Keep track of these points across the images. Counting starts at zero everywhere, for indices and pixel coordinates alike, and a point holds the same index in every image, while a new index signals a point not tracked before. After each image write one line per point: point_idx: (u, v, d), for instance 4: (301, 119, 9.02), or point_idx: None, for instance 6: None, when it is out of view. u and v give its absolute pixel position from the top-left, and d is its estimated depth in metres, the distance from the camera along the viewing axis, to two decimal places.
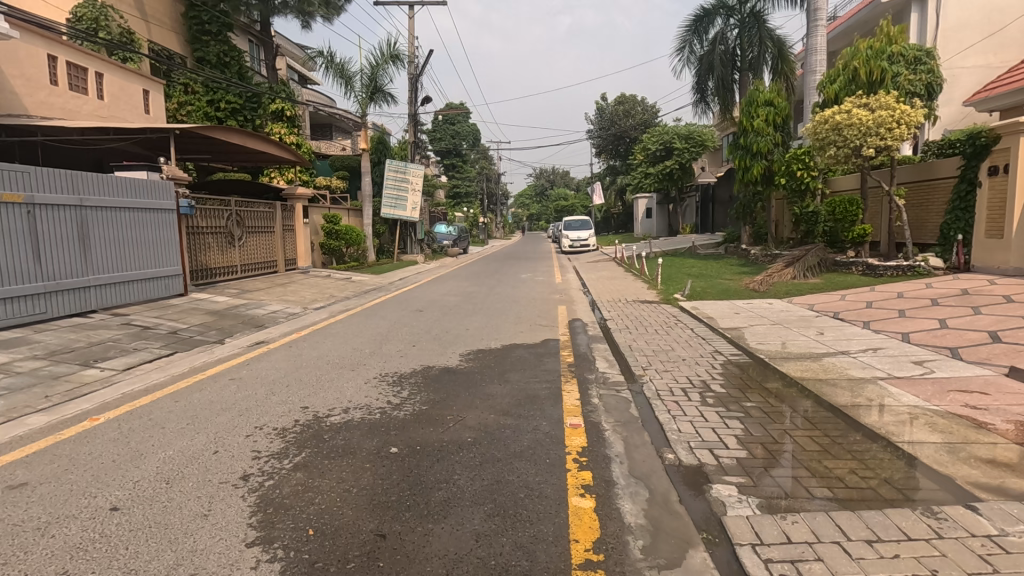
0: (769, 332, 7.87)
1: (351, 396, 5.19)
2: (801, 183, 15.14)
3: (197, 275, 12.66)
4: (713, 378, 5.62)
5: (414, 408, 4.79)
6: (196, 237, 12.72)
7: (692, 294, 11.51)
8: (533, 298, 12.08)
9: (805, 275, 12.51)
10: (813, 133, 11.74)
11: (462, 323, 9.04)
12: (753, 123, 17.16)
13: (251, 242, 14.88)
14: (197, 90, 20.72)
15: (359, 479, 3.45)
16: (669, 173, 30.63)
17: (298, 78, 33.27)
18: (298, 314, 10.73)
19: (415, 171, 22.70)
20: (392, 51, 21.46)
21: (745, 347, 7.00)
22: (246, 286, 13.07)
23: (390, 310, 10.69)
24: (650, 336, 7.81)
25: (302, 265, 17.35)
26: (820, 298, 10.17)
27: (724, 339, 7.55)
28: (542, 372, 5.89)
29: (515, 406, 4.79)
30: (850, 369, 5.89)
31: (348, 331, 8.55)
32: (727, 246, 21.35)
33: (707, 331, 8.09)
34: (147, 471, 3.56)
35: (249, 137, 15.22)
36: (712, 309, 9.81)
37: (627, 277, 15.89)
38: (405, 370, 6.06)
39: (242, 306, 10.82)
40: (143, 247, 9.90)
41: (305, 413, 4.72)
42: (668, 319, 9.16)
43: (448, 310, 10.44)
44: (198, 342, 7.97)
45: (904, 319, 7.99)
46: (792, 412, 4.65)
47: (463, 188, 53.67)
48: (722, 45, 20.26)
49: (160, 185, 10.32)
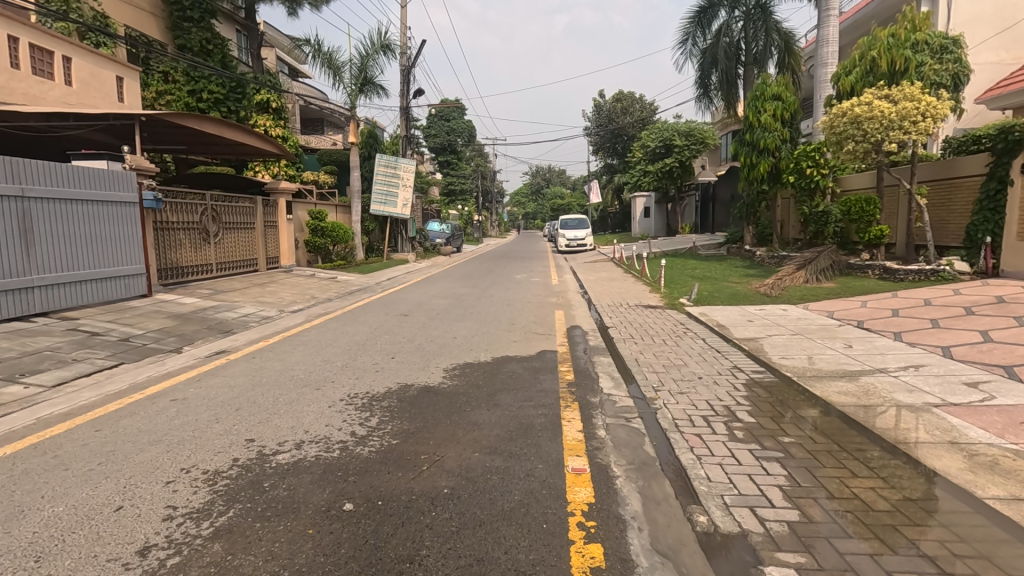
0: (790, 344, 7.05)
1: (309, 425, 4.34)
2: (810, 182, 14.36)
3: (168, 274, 11.75)
4: (737, 403, 4.81)
5: (383, 445, 3.95)
6: (168, 234, 11.82)
7: (699, 298, 10.72)
8: (528, 301, 11.25)
9: (818, 279, 11.74)
10: (830, 126, 10.93)
11: (450, 330, 8.19)
12: (759, 118, 16.33)
13: (228, 239, 13.96)
14: (178, 79, 19.79)
15: (296, 556, 2.61)
16: (669, 171, 29.85)
17: (288, 69, 32.32)
18: (271, 318, 9.84)
19: (406, 166, 21.79)
20: (382, 40, 20.53)
21: (766, 362, 6.19)
22: (221, 286, 12.18)
23: (372, 314, 9.82)
24: (658, 348, 6.98)
25: (286, 263, 16.45)
26: (838, 305, 9.40)
27: (742, 352, 6.73)
28: (538, 394, 5.06)
29: (505, 441, 3.97)
30: (895, 392, 5.08)
31: (323, 339, 7.69)
32: (729, 246, 20.59)
33: (721, 342, 7.28)
34: (14, 544, 2.71)
35: (225, 126, 14.28)
36: (723, 316, 8.99)
37: (627, 278, 15.06)
38: (379, 390, 5.22)
39: (211, 309, 9.92)
40: (98, 244, 9.02)
41: (246, 450, 3.87)
42: (676, 327, 8.36)
43: (436, 315, 9.58)
44: (152, 352, 7.08)
45: (938, 331, 7.20)
46: (837, 449, 3.84)
47: (456, 185, 52.58)
48: (727, 37, 19.26)
49: (118, 175, 9.45)
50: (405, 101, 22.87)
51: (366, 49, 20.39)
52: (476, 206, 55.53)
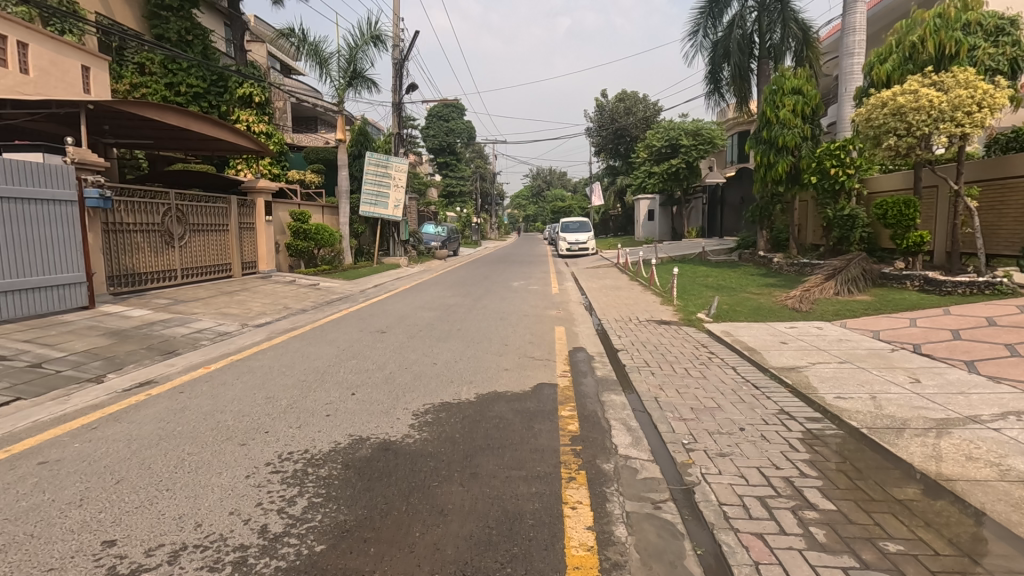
0: (842, 376, 5.76)
1: (204, 514, 3.05)
2: (834, 182, 13.02)
3: (122, 282, 10.46)
4: (803, 475, 3.53)
5: (298, 558, 2.66)
6: (123, 237, 10.55)
7: (720, 313, 9.44)
8: (525, 315, 9.97)
9: (849, 290, 10.48)
10: (867, 119, 9.68)
11: (432, 353, 6.94)
12: (778, 113, 15.08)
13: (196, 242, 12.69)
14: (155, 71, 18.57)
15: None
16: (675, 172, 28.63)
17: (280, 65, 31.22)
18: (229, 333, 8.56)
19: (399, 165, 20.61)
20: (373, 30, 19.32)
21: (822, 405, 4.90)
22: (183, 295, 10.91)
23: (345, 330, 8.53)
24: (681, 381, 5.69)
25: (264, 268, 15.19)
26: (882, 324, 8.12)
27: (785, 388, 5.44)
28: (533, 458, 3.80)
29: (481, 550, 2.70)
30: (1008, 455, 3.80)
31: (277, 365, 6.40)
32: (741, 251, 19.34)
33: (756, 373, 6.02)
34: None
35: (193, 119, 12.96)
36: (751, 337, 7.71)
37: (633, 287, 13.82)
38: (322, 448, 3.94)
39: (159, 323, 8.63)
40: (22, 248, 7.79)
41: (91, 567, 2.58)
42: (698, 350, 7.08)
43: (417, 333, 8.29)
44: (64, 381, 5.81)
45: (1022, 361, 5.89)
46: (977, 571, 2.55)
47: (457, 187, 51.40)
48: (740, 29, 18.15)
49: (52, 169, 8.24)
50: (398, 97, 21.68)
51: (355, 40, 19.17)
52: (476, 207, 54.25)
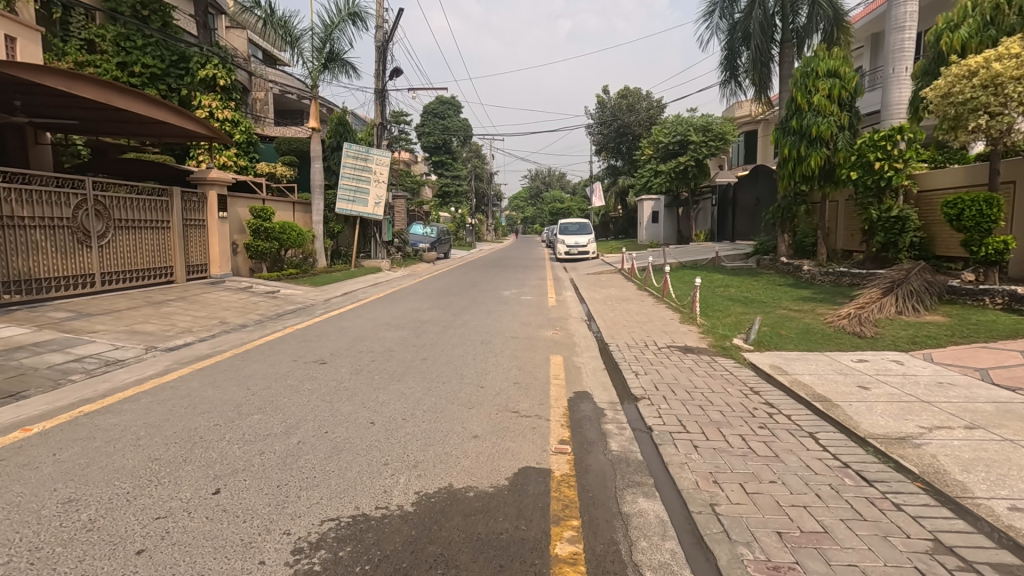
0: (992, 459, 3.69)
1: None
2: (879, 178, 10.94)
3: (10, 288, 8.45)
4: None
5: None
6: (14, 234, 8.54)
7: (760, 338, 7.38)
8: (513, 336, 7.90)
9: (913, 308, 8.45)
10: (943, 93, 7.73)
11: (375, 403, 4.86)
12: (810, 99, 13.10)
13: (125, 240, 10.66)
14: (105, 49, 16.51)
15: None
16: (683, 171, 26.65)
17: (262, 54, 29.29)
18: (120, 362, 6.49)
19: (379, 158, 18.55)
20: (352, 7, 17.35)
21: (1006, 533, 2.83)
22: (92, 308, 8.84)
23: (272, 359, 6.44)
24: (742, 467, 3.63)
25: (216, 272, 13.14)
26: (984, 359, 6.07)
27: (915, 485, 3.39)
28: None
29: None
30: None
31: (137, 424, 4.31)
32: (758, 257, 17.38)
33: (851, 447, 3.98)
34: None
35: (127, 93, 10.90)
36: (816, 378, 5.66)
37: (643, 299, 11.84)
38: None
39: (29, 348, 6.54)
40: None
41: None
42: (750, 401, 5.02)
43: (368, 365, 6.21)
44: None
45: None
46: None
47: (452, 187, 49.39)
48: (762, 8, 16.02)
49: None
50: (382, 83, 19.70)
51: (331, 17, 17.17)
52: (472, 207, 52.11)
